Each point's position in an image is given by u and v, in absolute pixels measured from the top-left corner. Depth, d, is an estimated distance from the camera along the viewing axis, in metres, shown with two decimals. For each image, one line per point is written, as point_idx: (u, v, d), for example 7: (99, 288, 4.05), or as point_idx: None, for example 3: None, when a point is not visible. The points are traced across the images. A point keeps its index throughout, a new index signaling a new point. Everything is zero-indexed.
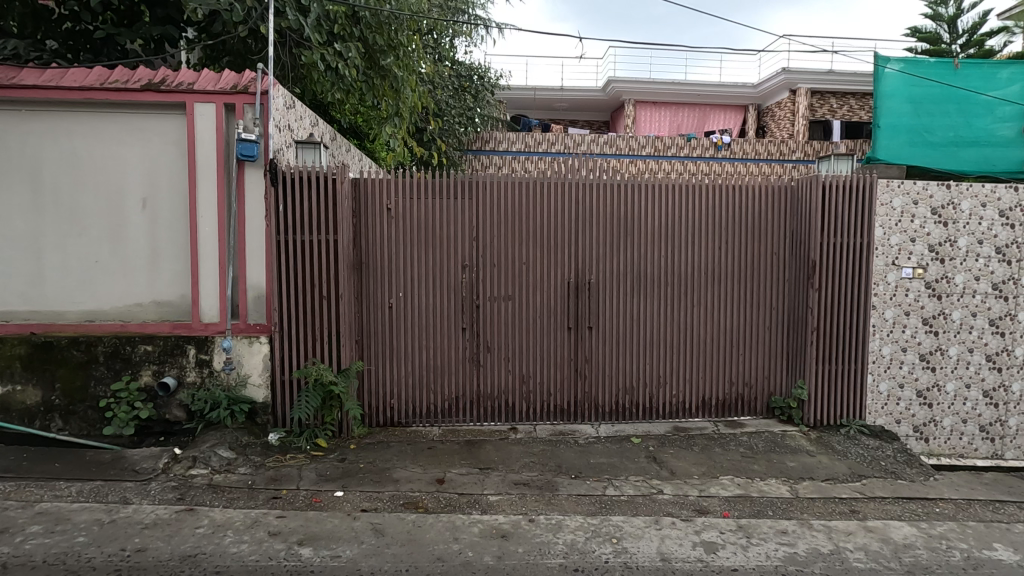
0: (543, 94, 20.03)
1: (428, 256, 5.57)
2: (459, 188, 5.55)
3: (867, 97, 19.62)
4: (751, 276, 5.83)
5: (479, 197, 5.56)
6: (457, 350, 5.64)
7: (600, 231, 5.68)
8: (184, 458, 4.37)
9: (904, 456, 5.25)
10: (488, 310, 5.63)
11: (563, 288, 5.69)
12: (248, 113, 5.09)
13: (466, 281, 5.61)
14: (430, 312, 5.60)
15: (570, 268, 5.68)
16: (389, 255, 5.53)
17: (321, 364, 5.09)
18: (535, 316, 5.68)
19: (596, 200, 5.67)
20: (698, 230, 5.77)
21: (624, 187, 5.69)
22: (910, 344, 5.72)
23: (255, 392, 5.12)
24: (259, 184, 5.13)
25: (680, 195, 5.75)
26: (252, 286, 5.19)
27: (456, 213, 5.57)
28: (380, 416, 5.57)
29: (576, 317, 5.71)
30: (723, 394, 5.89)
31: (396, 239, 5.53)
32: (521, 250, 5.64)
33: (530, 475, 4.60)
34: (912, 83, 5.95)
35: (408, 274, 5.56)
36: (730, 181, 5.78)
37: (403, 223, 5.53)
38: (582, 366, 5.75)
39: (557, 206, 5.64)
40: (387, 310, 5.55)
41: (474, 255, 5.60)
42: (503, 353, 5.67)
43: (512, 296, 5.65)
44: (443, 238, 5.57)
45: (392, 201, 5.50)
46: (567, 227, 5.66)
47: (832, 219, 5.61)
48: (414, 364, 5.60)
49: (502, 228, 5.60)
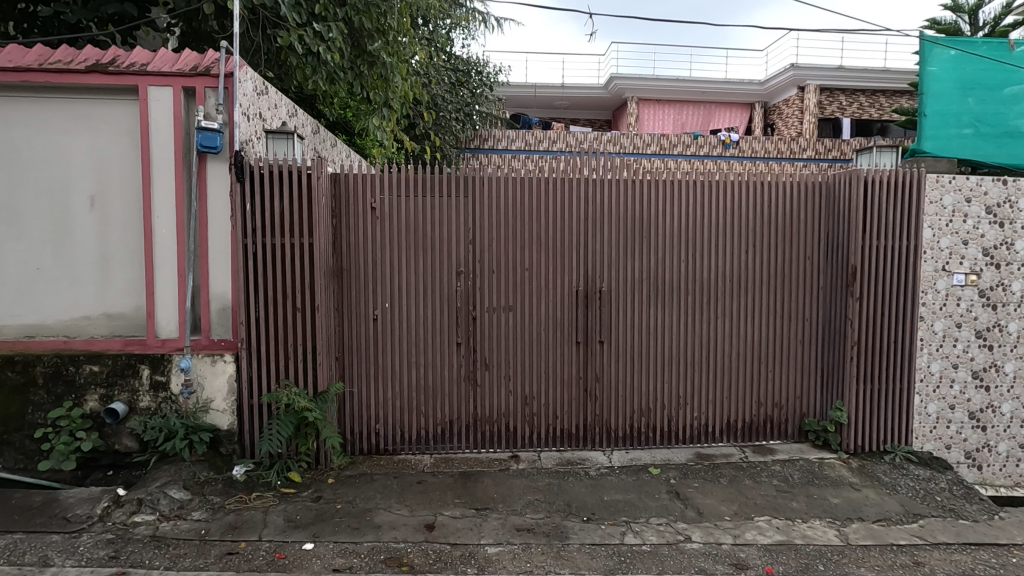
0: (544, 92, 19.38)
1: (418, 263, 4.93)
2: (453, 183, 4.89)
3: (878, 94, 18.95)
4: (781, 283, 5.19)
5: (475, 194, 4.91)
6: (450, 368, 4.99)
7: (612, 232, 5.03)
8: (127, 502, 3.73)
9: (961, 489, 4.60)
10: (486, 322, 4.98)
11: (571, 297, 5.04)
12: (211, 99, 4.44)
13: (461, 290, 4.96)
14: (419, 325, 4.95)
15: (579, 275, 5.03)
16: (373, 260, 4.89)
17: (295, 388, 4.43)
18: (539, 329, 5.03)
19: (607, 197, 5.03)
20: (722, 231, 5.13)
21: (639, 182, 5.05)
22: (961, 360, 5.08)
23: (218, 419, 4.44)
24: (224, 179, 4.47)
25: (701, 191, 5.10)
26: (216, 296, 4.53)
27: (450, 212, 4.92)
28: (364, 444, 4.93)
29: (586, 330, 5.06)
30: (750, 416, 5.25)
31: (380, 242, 4.89)
32: (524, 253, 4.99)
33: (536, 518, 3.95)
34: (963, 65, 5.29)
35: (394, 281, 4.91)
36: (758, 175, 5.14)
37: (389, 224, 4.89)
38: (592, 386, 5.10)
39: (564, 204, 4.99)
40: (372, 323, 4.90)
41: (471, 260, 4.96)
42: (503, 371, 5.02)
43: (514, 306, 5.01)
44: (434, 241, 4.93)
45: (375, 198, 4.85)
46: (575, 227, 5.01)
47: (875, 219, 4.96)
48: (400, 384, 4.96)
49: (501, 229, 4.95)
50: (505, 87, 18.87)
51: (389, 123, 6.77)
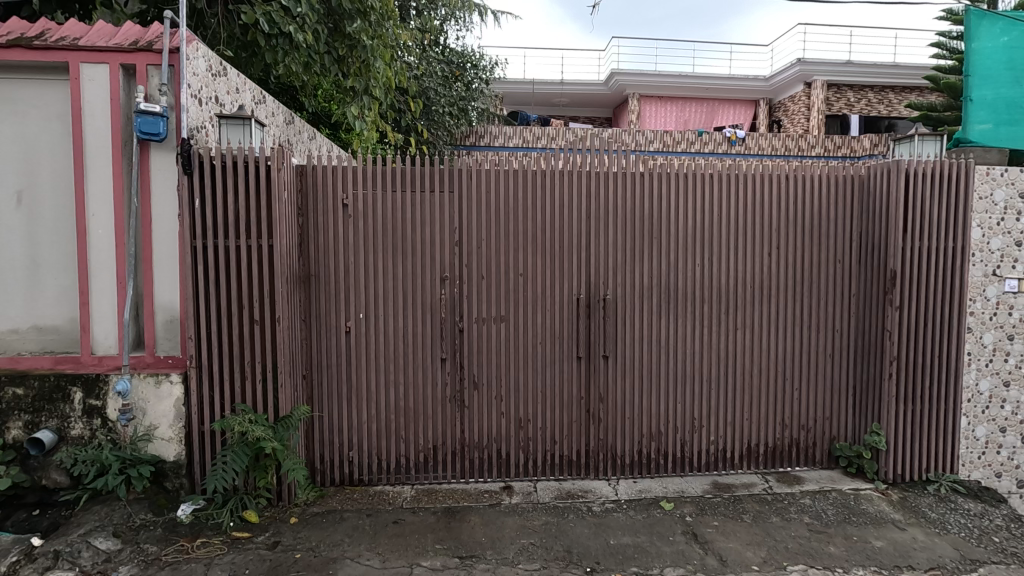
0: (542, 89, 18.77)
1: (397, 267, 4.32)
2: (438, 176, 4.29)
3: (887, 89, 18.31)
4: (809, 289, 4.60)
5: (462, 188, 4.31)
6: (434, 387, 4.39)
7: (619, 232, 4.43)
8: (41, 556, 3.14)
9: (1021, 528, 3.99)
10: (476, 335, 4.38)
11: (572, 306, 4.44)
12: (154, 79, 3.84)
13: (446, 299, 4.36)
14: (399, 338, 4.34)
15: (582, 280, 4.43)
16: (345, 264, 4.29)
17: (249, 414, 3.83)
18: (536, 342, 4.43)
19: (613, 191, 4.42)
20: (743, 230, 4.54)
21: (649, 174, 4.44)
22: (1014, 377, 4.49)
23: (164, 449, 3.84)
24: (170, 172, 3.87)
25: (720, 185, 4.50)
26: (161, 307, 3.92)
27: (435, 209, 4.32)
28: (336, 473, 4.33)
29: (589, 343, 4.46)
30: (773, 440, 4.66)
31: (355, 243, 4.29)
32: (518, 256, 4.38)
33: (530, 570, 3.34)
34: (1011, 44, 4.65)
35: (371, 287, 4.31)
36: (783, 167, 4.54)
37: (364, 222, 4.29)
38: (596, 407, 4.50)
39: (565, 199, 4.39)
40: (345, 335, 4.31)
41: (458, 264, 4.35)
42: (494, 390, 4.42)
43: (507, 316, 4.40)
44: (416, 242, 4.32)
45: (348, 193, 4.25)
46: (577, 227, 4.40)
47: (919, 216, 4.36)
48: (378, 406, 4.36)
49: (492, 228, 4.35)
50: (501, 83, 18.25)
51: (371, 113, 6.14)
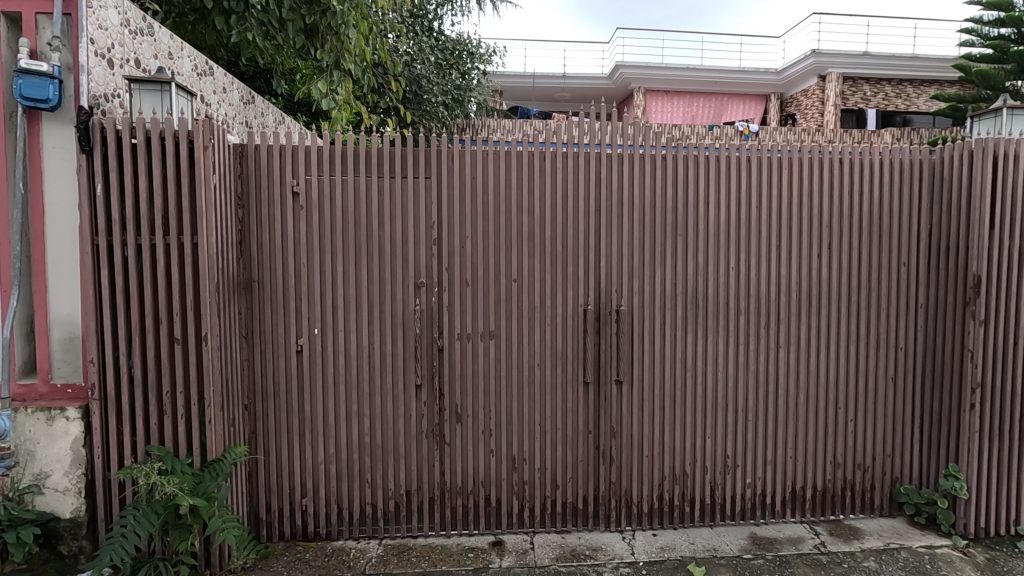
0: (544, 84, 17.93)
1: (361, 271, 3.49)
2: (410, 157, 3.46)
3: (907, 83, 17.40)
4: (867, 299, 3.77)
5: (443, 173, 3.49)
6: (408, 418, 3.55)
7: (636, 227, 3.59)
8: None
9: None
10: (458, 355, 3.54)
11: (577, 319, 3.60)
12: (45, 32, 2.99)
13: (423, 310, 3.51)
14: (363, 359, 3.50)
15: (590, 288, 3.59)
16: (296, 266, 3.46)
17: (162, 461, 2.96)
18: (532, 364, 3.60)
19: (629, 177, 3.59)
20: (789, 226, 3.70)
21: (674, 156, 3.61)
22: None
23: (57, 504, 3.01)
24: (69, 150, 3.02)
25: (760, 171, 3.67)
26: (58, 322, 3.07)
27: (407, 199, 3.49)
28: (286, 525, 3.51)
29: (598, 365, 3.63)
30: (822, 483, 3.82)
31: (308, 241, 3.46)
32: (511, 256, 3.55)
33: None
34: None
35: (329, 296, 3.47)
36: (837, 147, 3.70)
37: (320, 214, 3.46)
38: (606, 443, 3.66)
39: (570, 186, 3.55)
40: (296, 355, 3.48)
41: (437, 267, 3.51)
42: (481, 423, 3.58)
43: (497, 331, 3.57)
44: (384, 240, 3.48)
45: (299, 178, 3.42)
46: (583, 221, 3.57)
47: (1009, 208, 3.51)
48: (338, 443, 3.54)
49: (478, 222, 3.51)
50: (500, 77, 17.46)
51: (341, 90, 5.33)
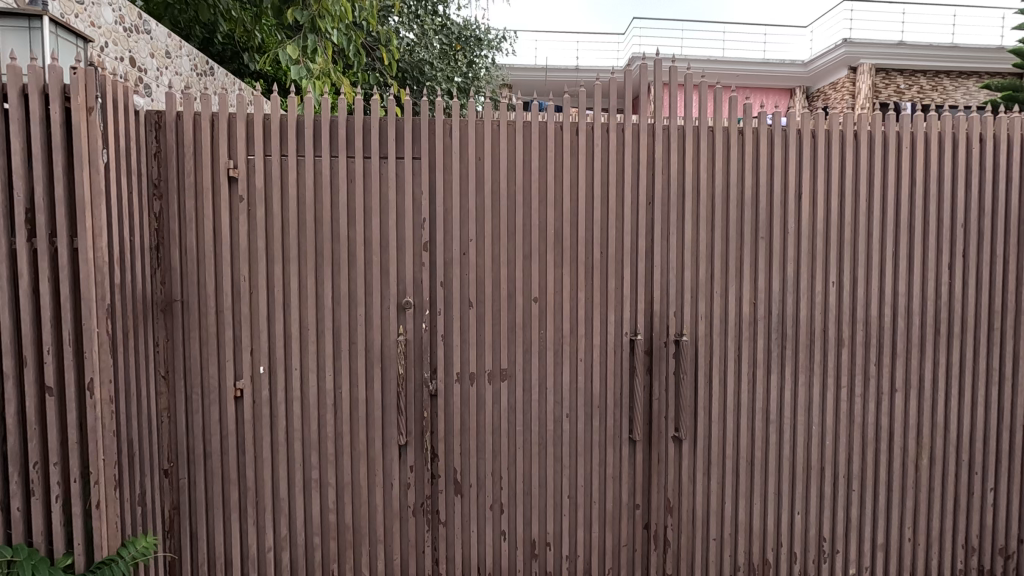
0: (557, 76, 16.91)
1: (325, 287, 2.52)
2: (393, 130, 2.51)
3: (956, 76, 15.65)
4: (1014, 326, 2.77)
5: (438, 152, 2.53)
6: (389, 488, 2.60)
7: (702, 228, 2.61)
8: None
9: None
10: (458, 402, 2.58)
11: (621, 354, 2.63)
12: None
13: (410, 341, 2.55)
14: (327, 409, 2.54)
15: (639, 310, 2.61)
16: (233, 279, 2.51)
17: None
18: (558, 413, 2.64)
19: (694, 158, 2.62)
20: (912, 225, 2.70)
21: (755, 129, 2.63)
22: None
23: None
24: None
25: (872, 150, 2.68)
26: None
27: (388, 188, 2.53)
28: None
29: (648, 414, 2.66)
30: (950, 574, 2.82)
31: (250, 246, 2.50)
32: (531, 267, 2.58)
33: None
34: None
35: (278, 321, 2.51)
36: (979, 118, 2.70)
37: (267, 208, 2.50)
38: (660, 521, 2.69)
39: (612, 171, 2.58)
40: (234, 403, 2.53)
41: (429, 281, 2.55)
42: (489, 495, 2.63)
43: (511, 370, 2.61)
44: (355, 244, 2.52)
45: (238, 158, 2.47)
46: (630, 219, 2.60)
47: None
48: (294, 522, 2.58)
49: (486, 219, 2.56)
50: (511, 70, 16.46)
51: (318, 58, 4.37)
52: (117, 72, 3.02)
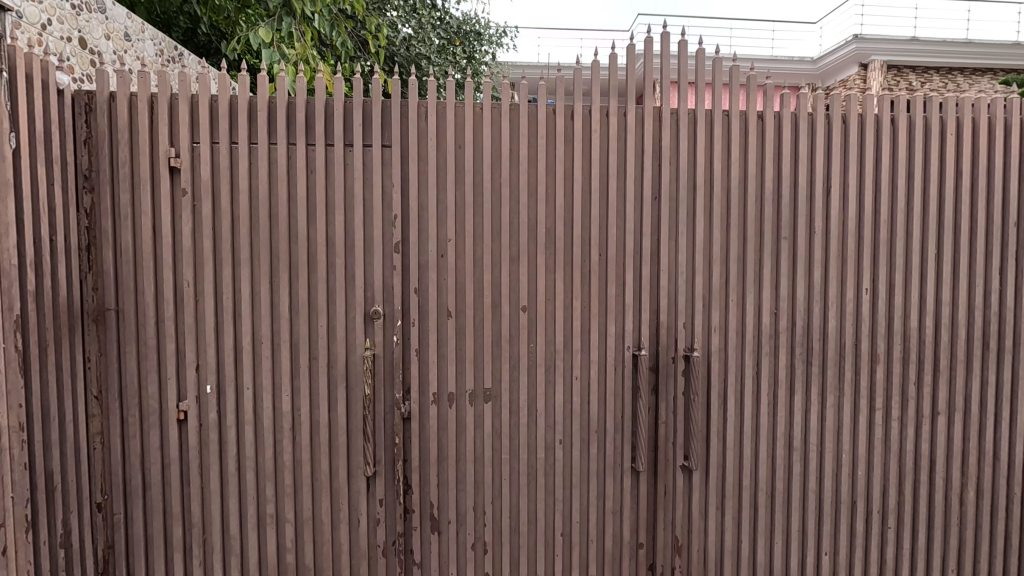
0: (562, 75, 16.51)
1: (281, 294, 2.19)
2: (359, 115, 2.18)
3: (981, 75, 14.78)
4: None
5: (412, 140, 2.20)
6: (356, 525, 2.27)
7: (716, 228, 2.27)
8: None
9: None
10: (434, 427, 2.25)
11: (622, 373, 2.29)
12: None
13: (378, 357, 2.21)
14: (284, 435, 2.22)
15: (643, 323, 2.27)
16: (175, 285, 2.18)
17: None
18: (550, 440, 2.30)
19: (707, 147, 2.28)
20: (957, 225, 2.35)
21: (776, 114, 2.29)
22: None
23: None
24: None
25: (911, 138, 2.33)
26: None
27: (354, 181, 2.20)
28: None
29: (653, 441, 2.32)
30: None
31: (196, 247, 2.18)
32: (519, 272, 2.25)
33: None
34: None
35: (228, 334, 2.18)
36: None
37: (215, 204, 2.18)
38: (667, 563, 2.35)
39: (613, 161, 2.24)
40: (177, 428, 2.20)
41: (401, 288, 2.22)
42: (470, 534, 2.30)
43: (496, 390, 2.28)
44: (317, 245, 2.19)
45: (181, 146, 2.14)
46: (634, 218, 2.26)
47: None
48: (248, 563, 2.26)
49: (467, 217, 2.22)
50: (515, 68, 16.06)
51: (296, 42, 4.00)
52: (42, 50, 2.18)
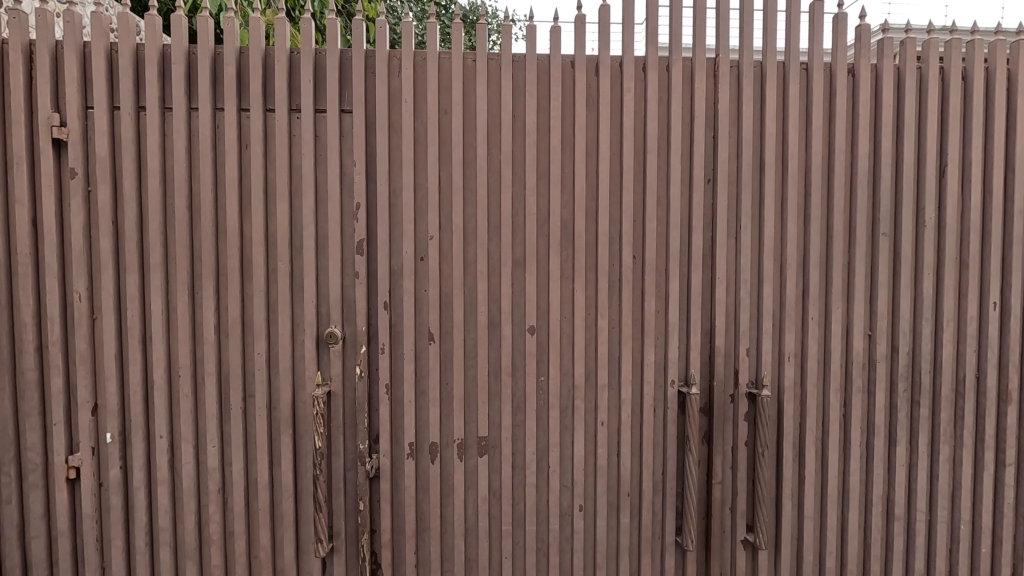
0: None
1: (205, 312, 1.63)
2: (308, 70, 1.61)
3: None
4: None
5: (379, 103, 1.62)
6: None
7: (791, 222, 1.68)
8: None
9: None
10: (411, 487, 1.68)
11: (665, 416, 1.71)
12: None
13: (335, 395, 1.65)
14: (211, 498, 1.66)
15: (693, 350, 1.68)
16: (65, 300, 1.63)
17: None
18: (568, 504, 1.72)
19: (779, 112, 1.69)
20: None
21: (873, 66, 1.69)
22: None
23: None
24: None
25: None
26: None
27: (302, 159, 1.63)
28: None
29: (705, 508, 1.73)
30: None
31: (92, 249, 1.62)
32: (525, 282, 1.67)
33: None
34: None
35: (134, 366, 1.62)
36: None
37: (116, 189, 1.62)
38: None
39: (652, 131, 1.65)
40: (68, 489, 1.64)
41: (366, 304, 1.65)
42: None
43: (494, 439, 1.70)
44: (253, 244, 1.63)
45: (69, 111, 1.58)
46: (680, 208, 1.67)
47: None
48: None
49: (454, 208, 1.65)
50: None
51: None
52: None
